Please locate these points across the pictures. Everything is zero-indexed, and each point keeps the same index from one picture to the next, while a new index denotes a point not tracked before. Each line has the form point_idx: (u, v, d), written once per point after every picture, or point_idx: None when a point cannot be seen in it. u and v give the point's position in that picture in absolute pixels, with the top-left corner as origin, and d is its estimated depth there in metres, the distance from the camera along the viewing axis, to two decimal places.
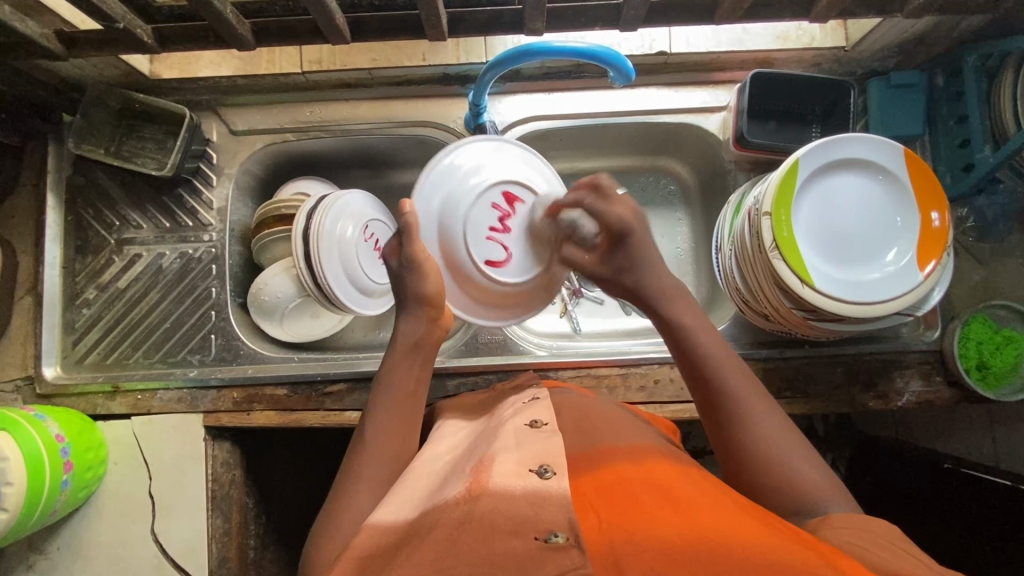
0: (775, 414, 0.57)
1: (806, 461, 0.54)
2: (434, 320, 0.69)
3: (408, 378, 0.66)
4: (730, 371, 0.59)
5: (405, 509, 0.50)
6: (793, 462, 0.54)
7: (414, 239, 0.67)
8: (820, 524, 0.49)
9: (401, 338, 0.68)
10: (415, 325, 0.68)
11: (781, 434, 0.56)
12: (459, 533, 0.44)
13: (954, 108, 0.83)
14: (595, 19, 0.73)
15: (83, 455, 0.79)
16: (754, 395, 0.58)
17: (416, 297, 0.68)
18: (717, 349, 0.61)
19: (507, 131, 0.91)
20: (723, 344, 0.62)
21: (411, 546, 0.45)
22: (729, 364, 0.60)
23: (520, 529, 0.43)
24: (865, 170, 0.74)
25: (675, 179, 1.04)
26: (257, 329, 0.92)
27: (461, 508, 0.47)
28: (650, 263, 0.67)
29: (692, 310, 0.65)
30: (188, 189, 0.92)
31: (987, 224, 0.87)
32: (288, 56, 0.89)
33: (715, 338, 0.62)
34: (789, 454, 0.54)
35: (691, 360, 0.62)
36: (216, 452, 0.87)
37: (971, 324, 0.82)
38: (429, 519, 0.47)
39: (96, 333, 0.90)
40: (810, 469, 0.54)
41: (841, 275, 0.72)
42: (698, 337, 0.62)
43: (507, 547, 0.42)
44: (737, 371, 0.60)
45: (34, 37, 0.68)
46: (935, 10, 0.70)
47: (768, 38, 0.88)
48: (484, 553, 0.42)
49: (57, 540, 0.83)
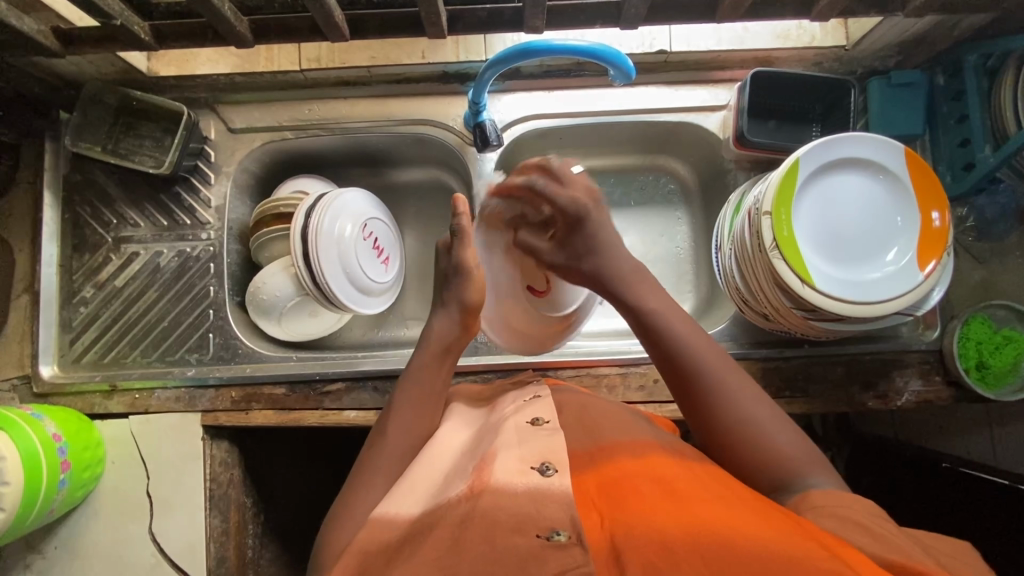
0: (750, 389, 0.57)
1: (792, 436, 0.54)
2: (467, 327, 0.69)
3: (434, 380, 0.66)
4: (700, 354, 0.58)
5: (405, 509, 0.50)
6: (775, 438, 0.54)
7: (465, 243, 0.69)
8: (800, 503, 0.49)
9: (429, 338, 0.68)
10: (445, 326, 0.68)
11: (759, 409, 0.55)
12: (460, 531, 0.44)
13: (954, 108, 0.83)
14: (595, 16, 0.73)
15: (81, 454, 0.79)
16: (730, 374, 0.57)
17: (456, 298, 0.68)
18: (683, 331, 0.59)
19: (507, 129, 0.91)
20: (690, 325, 0.60)
21: (412, 545, 0.45)
22: (700, 346, 0.58)
23: (522, 526, 0.43)
24: (866, 169, 0.74)
25: (674, 178, 1.04)
26: (256, 328, 0.92)
27: (462, 507, 0.46)
28: (608, 245, 0.65)
29: (654, 293, 0.63)
30: (186, 187, 0.91)
31: (987, 223, 0.87)
32: (287, 53, 0.88)
33: (681, 322, 0.61)
34: (772, 430, 0.54)
35: (660, 344, 0.60)
36: (215, 451, 0.86)
37: (970, 324, 0.82)
38: (430, 517, 0.47)
39: (94, 332, 0.89)
40: (798, 444, 0.54)
41: (841, 275, 0.72)
42: (663, 320, 0.60)
43: (509, 544, 0.42)
44: (708, 351, 0.58)
45: (30, 33, 0.68)
46: (936, 9, 0.70)
47: (768, 36, 0.88)
48: (487, 549, 0.42)
49: (54, 540, 0.83)
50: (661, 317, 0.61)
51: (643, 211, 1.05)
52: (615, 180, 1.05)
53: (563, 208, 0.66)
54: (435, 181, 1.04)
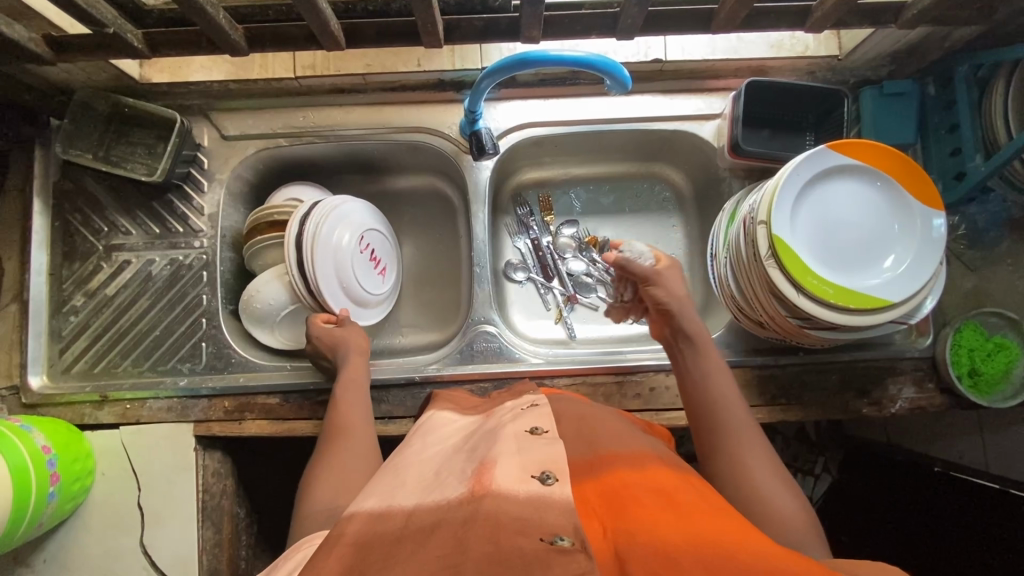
0: (762, 451, 0.60)
1: (796, 503, 0.55)
2: (352, 347, 0.80)
3: (358, 417, 0.72)
4: (743, 430, 0.62)
5: (405, 505, 0.48)
6: (792, 514, 0.54)
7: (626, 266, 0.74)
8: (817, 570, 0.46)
9: (349, 378, 0.76)
10: (357, 367, 0.78)
11: (766, 471, 0.58)
12: (464, 528, 0.42)
13: (944, 117, 0.84)
14: (592, 27, 0.73)
15: (70, 466, 0.78)
16: (750, 441, 0.61)
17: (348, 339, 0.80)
18: (735, 406, 0.64)
19: (502, 137, 0.92)
20: (732, 386, 0.66)
21: (414, 540, 0.43)
22: (731, 406, 0.64)
23: (525, 529, 0.41)
24: (908, 224, 0.74)
25: (669, 186, 1.05)
26: (249, 337, 0.91)
27: (466, 508, 0.45)
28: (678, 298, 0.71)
29: (705, 348, 0.69)
30: (179, 195, 0.91)
31: (978, 231, 0.88)
32: (281, 60, 0.87)
33: (719, 372, 0.67)
34: (771, 491, 0.56)
35: (705, 406, 0.64)
36: (207, 462, 0.85)
37: (963, 331, 0.82)
38: (431, 518, 0.45)
39: (83, 342, 0.88)
40: (797, 509, 0.55)
41: (852, 284, 0.72)
42: (717, 387, 0.65)
43: (512, 546, 0.40)
44: (749, 429, 0.62)
45: (21, 41, 0.67)
46: (929, 20, 0.70)
47: (763, 46, 0.88)
48: (491, 550, 0.40)
49: (44, 552, 0.82)
50: (705, 364, 0.68)
51: (638, 217, 1.05)
52: (610, 187, 1.05)
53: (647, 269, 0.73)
54: (431, 188, 1.04)
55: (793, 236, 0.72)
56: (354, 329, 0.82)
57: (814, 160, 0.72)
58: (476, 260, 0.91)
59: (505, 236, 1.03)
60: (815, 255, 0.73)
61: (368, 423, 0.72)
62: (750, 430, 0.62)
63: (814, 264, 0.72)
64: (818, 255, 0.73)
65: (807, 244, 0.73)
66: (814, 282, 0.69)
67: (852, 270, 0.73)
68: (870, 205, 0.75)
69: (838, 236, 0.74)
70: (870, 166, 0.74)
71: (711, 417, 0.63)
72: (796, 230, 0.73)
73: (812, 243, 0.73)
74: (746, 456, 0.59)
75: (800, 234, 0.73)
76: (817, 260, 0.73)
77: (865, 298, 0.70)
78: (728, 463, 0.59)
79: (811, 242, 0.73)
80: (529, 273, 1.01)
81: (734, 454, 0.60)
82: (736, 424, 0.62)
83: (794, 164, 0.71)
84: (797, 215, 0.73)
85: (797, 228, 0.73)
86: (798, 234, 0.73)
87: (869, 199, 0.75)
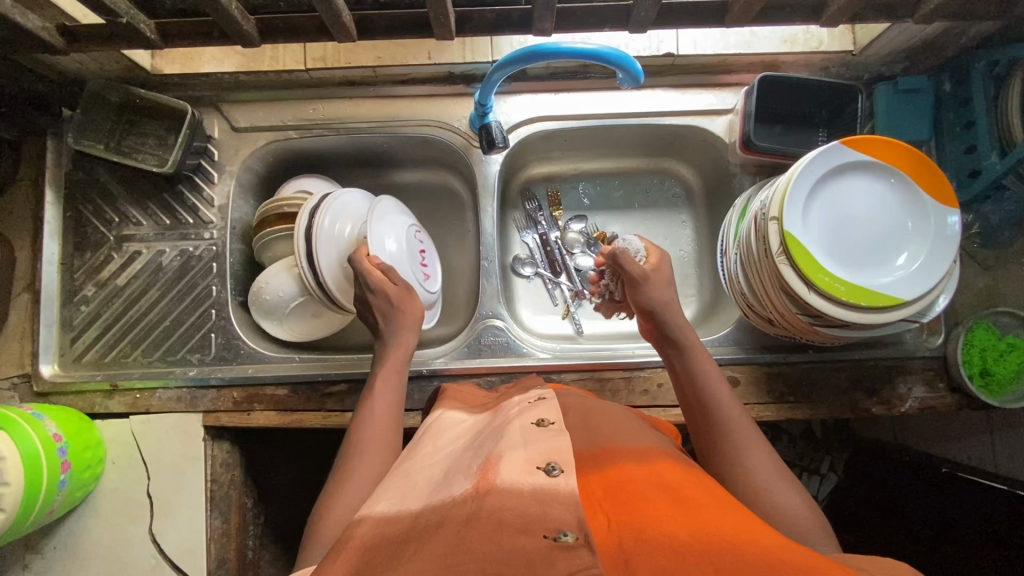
0: (762, 449, 0.60)
1: (800, 500, 0.55)
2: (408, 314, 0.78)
3: (390, 416, 0.69)
4: (739, 427, 0.61)
5: (411, 506, 0.48)
6: (798, 514, 0.54)
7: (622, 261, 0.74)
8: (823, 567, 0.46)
9: (391, 367, 0.74)
10: (400, 356, 0.75)
11: (768, 469, 0.58)
12: (468, 527, 0.42)
13: (960, 114, 0.82)
14: (605, 19, 0.72)
15: (81, 455, 0.78)
16: (749, 439, 0.60)
17: (404, 312, 0.78)
18: (730, 404, 0.63)
19: (512, 131, 0.91)
20: (725, 385, 0.65)
21: (418, 540, 0.43)
22: (725, 403, 0.64)
23: (528, 527, 0.41)
24: (920, 220, 0.73)
25: (679, 182, 1.04)
26: (258, 329, 0.91)
27: (470, 505, 0.45)
28: (664, 304, 0.72)
29: (696, 348, 0.69)
30: (189, 186, 0.91)
31: (992, 230, 0.86)
32: (291, 52, 0.87)
33: (710, 368, 0.67)
34: (777, 490, 0.56)
35: (700, 407, 0.65)
36: (216, 452, 0.86)
37: (975, 330, 0.81)
38: (434, 517, 0.45)
39: (94, 331, 0.89)
40: (802, 506, 0.55)
41: (863, 280, 0.71)
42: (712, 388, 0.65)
43: (515, 544, 0.40)
44: (745, 426, 0.62)
45: (34, 30, 0.67)
46: (946, 15, 0.69)
47: (776, 41, 0.87)
48: (492, 550, 0.40)
49: (54, 539, 0.82)
50: (697, 366, 0.67)
51: (647, 213, 1.05)
52: (620, 182, 1.05)
53: (635, 268, 0.74)
54: (440, 182, 1.04)
55: (805, 233, 0.71)
56: (410, 294, 0.79)
57: (826, 156, 0.72)
58: (485, 253, 0.91)
59: (514, 230, 1.03)
60: (827, 251, 0.72)
61: (399, 422, 0.70)
62: (747, 426, 0.62)
63: (825, 260, 0.71)
64: (831, 251, 0.72)
65: (820, 240, 0.72)
66: (825, 278, 0.68)
67: (864, 267, 0.73)
68: (881, 201, 0.74)
69: (850, 233, 0.73)
70: (880, 163, 0.73)
71: (706, 419, 0.63)
72: (809, 225, 0.72)
73: (824, 238, 0.72)
74: (746, 453, 0.59)
75: (813, 231, 0.72)
76: (830, 256, 0.72)
77: (875, 295, 0.69)
78: (730, 466, 0.59)
79: (824, 238, 0.72)
80: (537, 268, 1.00)
81: (732, 453, 0.59)
82: (733, 422, 0.62)
83: (807, 159, 0.71)
84: (808, 211, 0.73)
85: (808, 224, 0.72)
86: (812, 229, 0.72)
87: (881, 195, 0.74)
